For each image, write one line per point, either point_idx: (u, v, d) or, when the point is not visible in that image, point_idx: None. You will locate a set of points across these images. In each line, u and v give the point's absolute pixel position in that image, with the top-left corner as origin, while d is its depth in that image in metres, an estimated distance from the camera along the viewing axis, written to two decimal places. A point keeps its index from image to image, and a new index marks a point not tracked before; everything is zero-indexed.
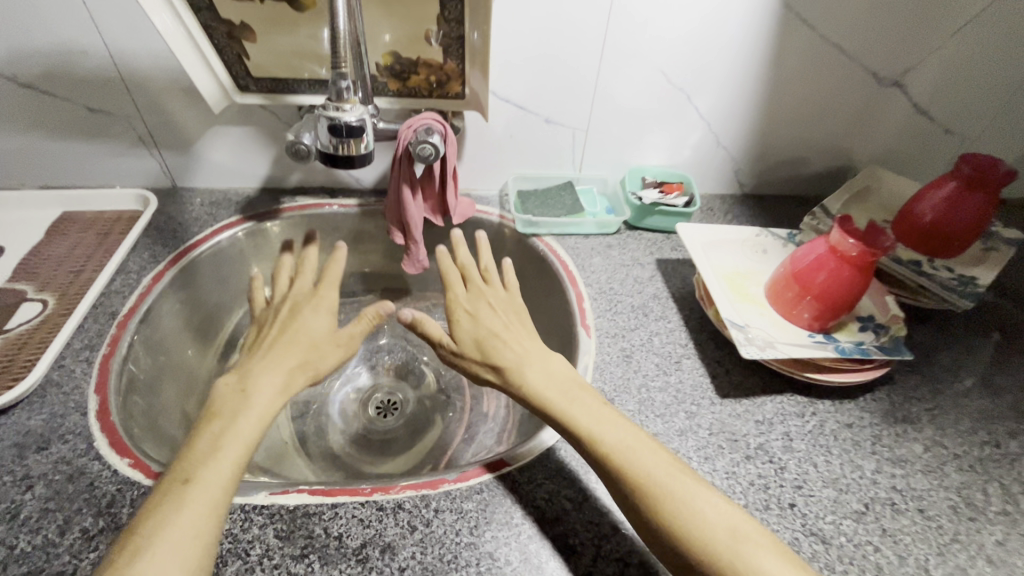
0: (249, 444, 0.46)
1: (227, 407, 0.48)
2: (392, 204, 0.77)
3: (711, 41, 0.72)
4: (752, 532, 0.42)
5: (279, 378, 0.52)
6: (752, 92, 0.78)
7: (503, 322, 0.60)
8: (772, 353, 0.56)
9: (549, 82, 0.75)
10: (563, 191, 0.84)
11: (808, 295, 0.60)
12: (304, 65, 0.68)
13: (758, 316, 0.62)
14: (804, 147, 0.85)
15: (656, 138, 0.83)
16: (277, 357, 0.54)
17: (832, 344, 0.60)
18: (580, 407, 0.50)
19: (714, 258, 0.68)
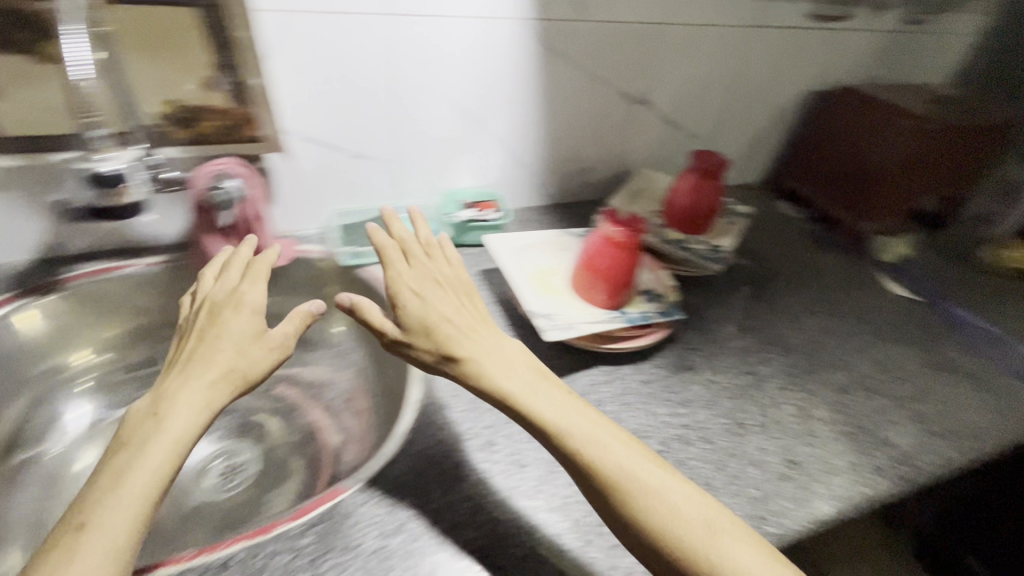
0: (151, 475, 0.42)
1: (127, 440, 0.43)
2: (199, 253, 0.75)
3: (487, 73, 0.82)
4: (690, 498, 0.47)
5: (187, 408, 0.46)
6: (534, 115, 0.89)
7: (445, 305, 0.57)
8: (574, 329, 0.65)
9: (349, 119, 0.79)
10: (385, 221, 0.88)
11: (597, 279, 0.70)
12: (64, 124, 0.64)
13: (562, 303, 0.71)
14: (589, 158, 0.99)
15: (462, 162, 0.91)
16: (175, 384, 0.48)
17: (623, 316, 0.70)
18: (546, 399, 0.51)
19: (521, 261, 0.77)
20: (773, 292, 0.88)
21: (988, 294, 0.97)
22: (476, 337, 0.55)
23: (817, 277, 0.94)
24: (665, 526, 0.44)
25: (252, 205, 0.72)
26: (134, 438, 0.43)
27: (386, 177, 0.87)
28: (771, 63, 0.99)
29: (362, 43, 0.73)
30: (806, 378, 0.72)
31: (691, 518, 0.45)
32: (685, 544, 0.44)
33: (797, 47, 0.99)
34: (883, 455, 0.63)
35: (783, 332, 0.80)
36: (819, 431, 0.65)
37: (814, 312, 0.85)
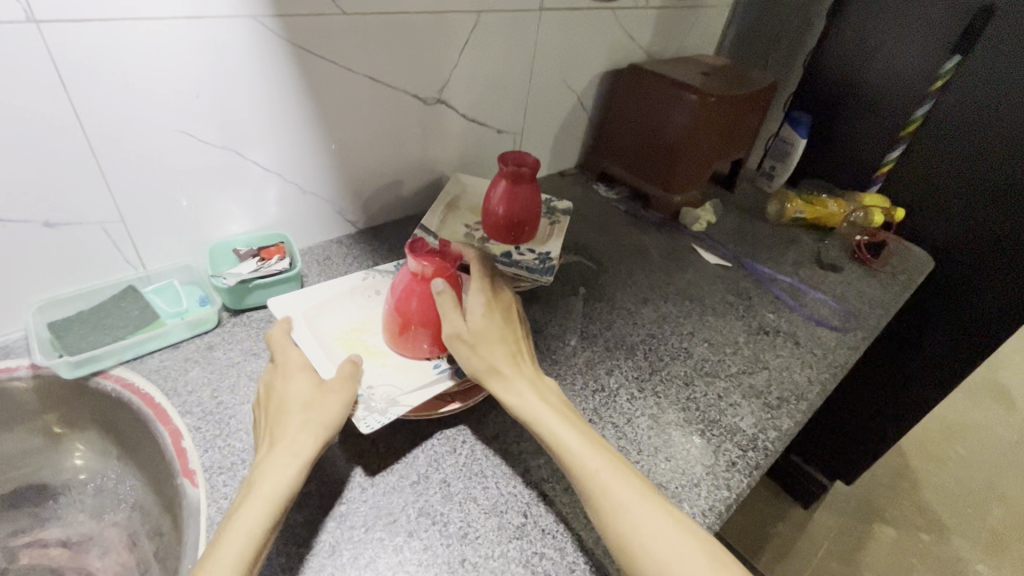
0: (249, 555, 0.41)
1: (245, 512, 0.43)
2: None
3: (226, 91, 0.63)
4: (661, 507, 0.47)
5: (288, 464, 0.47)
6: (309, 135, 0.73)
7: (503, 325, 0.58)
8: (395, 413, 0.53)
9: (17, 177, 0.54)
10: (123, 302, 0.64)
11: (413, 326, 0.58)
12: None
13: (379, 372, 0.58)
14: (392, 173, 0.86)
15: (226, 205, 0.71)
16: (289, 438, 0.48)
17: (455, 368, 0.60)
18: (574, 426, 0.52)
19: (319, 326, 0.62)
20: (607, 288, 0.86)
21: (779, 245, 1.07)
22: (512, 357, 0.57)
23: (644, 261, 0.94)
24: (629, 539, 0.45)
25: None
26: (257, 501, 0.44)
27: (112, 245, 0.64)
28: (562, 47, 0.95)
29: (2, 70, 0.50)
30: (653, 378, 0.70)
31: (662, 527, 0.45)
32: (653, 557, 0.44)
33: (583, 29, 0.95)
34: (732, 445, 0.63)
35: (623, 331, 0.77)
36: (673, 438, 0.63)
37: (647, 300, 0.85)
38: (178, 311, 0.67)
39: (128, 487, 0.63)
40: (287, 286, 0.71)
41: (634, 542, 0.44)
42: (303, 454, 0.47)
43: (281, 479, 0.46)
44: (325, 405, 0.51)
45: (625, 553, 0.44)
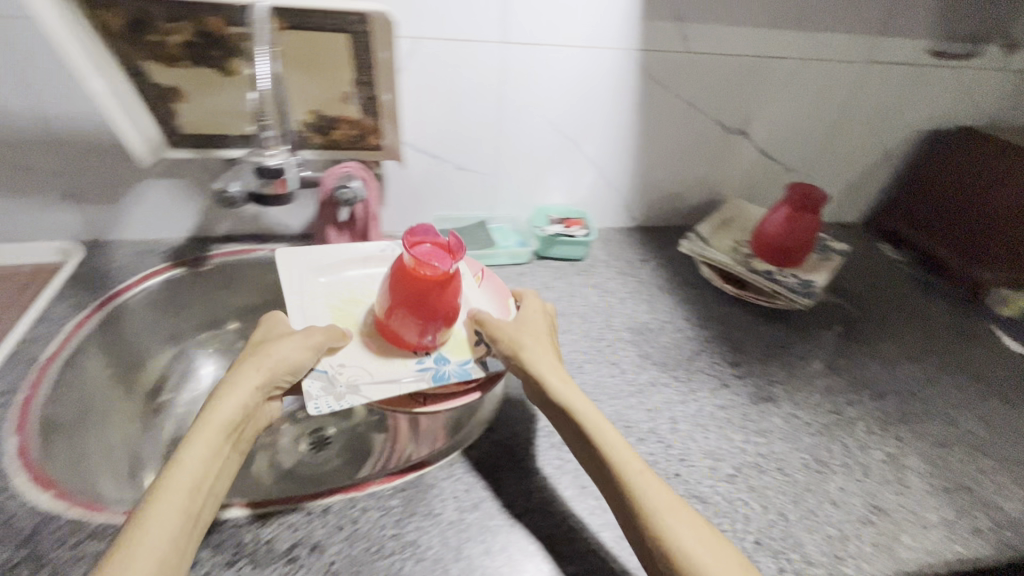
0: (197, 476, 0.47)
1: (200, 431, 0.49)
2: (319, 245, 0.84)
3: (590, 99, 0.86)
4: (707, 538, 0.47)
5: (234, 400, 0.52)
6: (629, 141, 0.93)
7: (531, 339, 0.63)
8: (348, 402, 0.58)
9: (459, 133, 0.85)
10: (478, 228, 0.93)
11: (402, 314, 0.62)
12: (240, 121, 0.75)
13: (352, 354, 0.63)
14: (679, 183, 1.01)
15: (555, 180, 0.94)
16: (235, 380, 0.54)
17: (434, 370, 0.62)
18: (606, 433, 0.54)
19: (312, 294, 0.69)
20: (869, 334, 0.84)
21: None
22: (546, 359, 0.61)
23: (920, 325, 0.88)
24: (679, 555, 0.46)
25: (367, 201, 0.80)
26: (204, 430, 0.49)
27: (483, 190, 0.93)
28: (883, 99, 0.96)
29: (482, 69, 0.79)
30: (900, 426, 0.69)
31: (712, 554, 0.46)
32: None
33: (914, 83, 0.95)
34: (983, 516, 0.59)
35: (876, 375, 0.76)
36: (909, 481, 0.62)
37: (913, 359, 0.81)
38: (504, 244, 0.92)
39: None
40: (579, 247, 0.91)
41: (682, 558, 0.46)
42: (248, 393, 0.53)
43: (230, 411, 0.51)
44: (240, 368, 0.55)
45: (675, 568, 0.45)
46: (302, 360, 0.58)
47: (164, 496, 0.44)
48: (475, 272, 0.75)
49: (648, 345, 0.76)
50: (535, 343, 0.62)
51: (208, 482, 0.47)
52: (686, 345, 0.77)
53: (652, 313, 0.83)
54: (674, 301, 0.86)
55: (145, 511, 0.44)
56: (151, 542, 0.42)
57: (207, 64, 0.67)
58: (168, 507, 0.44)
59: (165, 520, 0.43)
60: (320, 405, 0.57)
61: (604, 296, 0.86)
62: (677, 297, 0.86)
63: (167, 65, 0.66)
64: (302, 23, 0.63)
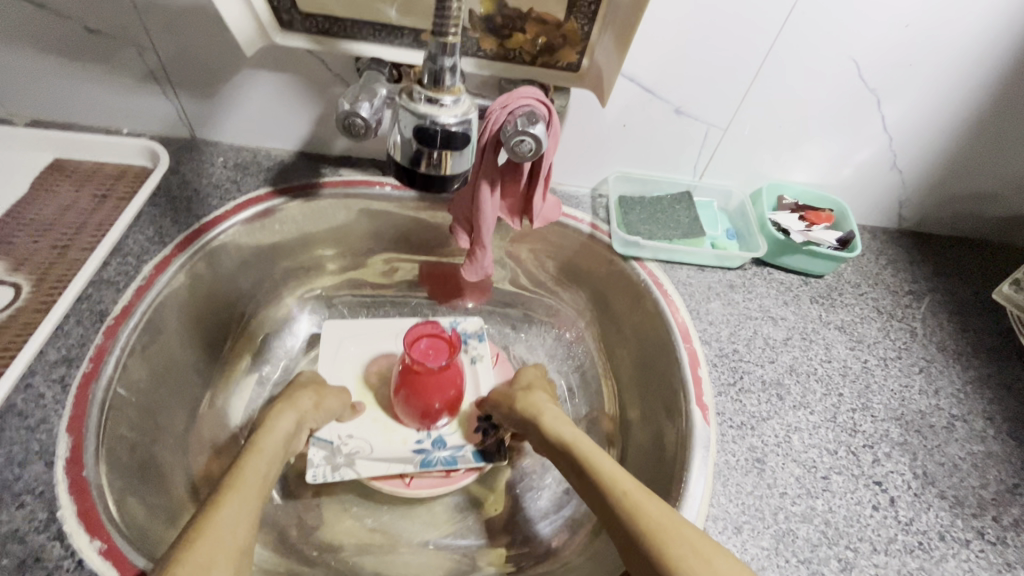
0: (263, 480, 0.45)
1: (263, 437, 0.50)
2: (461, 196, 0.59)
3: (940, 29, 0.51)
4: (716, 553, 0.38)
5: (293, 419, 0.53)
6: (961, 106, 0.57)
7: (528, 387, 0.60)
8: (341, 475, 0.57)
9: (697, 59, 0.54)
10: (677, 203, 0.65)
11: (407, 406, 0.60)
12: (422, 13, 0.51)
13: (365, 424, 0.62)
14: (1003, 182, 0.64)
15: (812, 149, 0.62)
16: (292, 400, 0.55)
17: (424, 455, 0.60)
18: (602, 456, 0.48)
19: (341, 354, 0.66)
20: None
21: None
22: (545, 401, 0.57)
23: None
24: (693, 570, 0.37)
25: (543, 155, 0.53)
26: (262, 445, 0.49)
27: (699, 149, 0.63)
28: None
29: None
30: None
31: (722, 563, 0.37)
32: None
33: None
34: None
35: None
36: None
37: None
38: (713, 236, 0.64)
39: (585, 354, 0.70)
40: (827, 263, 0.61)
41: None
42: (303, 412, 0.54)
43: (284, 431, 0.51)
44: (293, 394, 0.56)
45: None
46: (319, 418, 0.57)
47: (222, 507, 0.41)
48: (493, 353, 0.69)
49: (930, 459, 0.50)
50: (528, 391, 0.59)
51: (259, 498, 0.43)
52: (992, 472, 0.49)
53: (932, 397, 0.54)
54: (967, 380, 0.56)
55: (196, 532, 0.38)
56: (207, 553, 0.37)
57: None
58: (227, 514, 0.40)
59: (228, 526, 0.39)
60: (318, 473, 0.57)
61: (856, 351, 0.57)
62: (971, 375, 0.56)
63: None
64: None
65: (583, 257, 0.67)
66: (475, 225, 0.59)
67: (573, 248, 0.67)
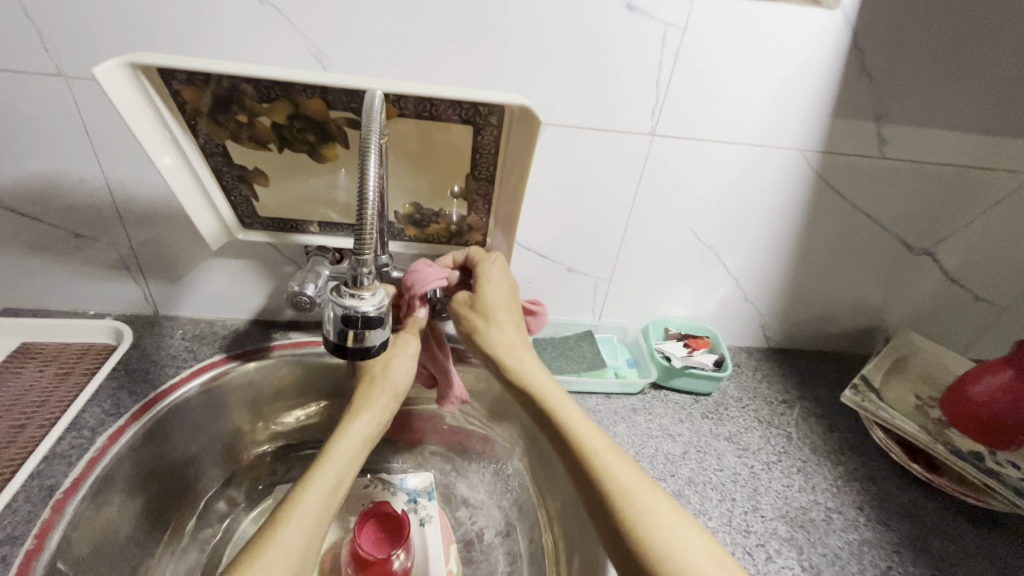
0: (331, 497, 0.52)
1: (341, 443, 0.57)
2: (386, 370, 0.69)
3: (745, 205, 0.69)
4: (667, 508, 0.49)
5: (370, 420, 0.60)
6: (779, 253, 0.74)
7: (498, 304, 0.61)
8: None
9: (576, 234, 0.70)
10: (582, 340, 0.77)
11: None
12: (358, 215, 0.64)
13: None
14: (833, 304, 0.80)
15: (681, 291, 0.78)
16: (368, 400, 0.62)
17: None
18: (577, 419, 0.56)
19: None
20: None
21: None
22: (518, 342, 0.62)
23: None
24: (643, 524, 0.47)
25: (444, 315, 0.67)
26: (330, 456, 0.56)
27: (592, 296, 0.77)
28: None
29: (619, 163, 0.64)
30: None
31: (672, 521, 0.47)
32: (655, 537, 0.46)
33: None
34: None
35: None
36: None
37: None
38: (614, 366, 0.75)
39: (518, 484, 0.76)
40: (709, 383, 0.73)
41: (644, 533, 0.47)
42: (380, 413, 0.61)
43: (366, 428, 0.59)
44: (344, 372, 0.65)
45: (637, 537, 0.47)
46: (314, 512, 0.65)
47: (297, 502, 0.50)
48: (440, 512, 0.74)
49: (814, 551, 0.57)
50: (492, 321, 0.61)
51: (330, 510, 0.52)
52: (868, 558, 0.57)
53: (811, 494, 0.63)
54: (837, 475, 0.65)
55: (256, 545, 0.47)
56: (272, 558, 0.46)
57: (304, 152, 0.56)
58: (297, 522, 0.49)
59: (295, 531, 0.48)
60: None
61: (743, 458, 0.66)
62: (841, 470, 0.66)
63: (252, 147, 0.55)
64: (419, 116, 0.52)
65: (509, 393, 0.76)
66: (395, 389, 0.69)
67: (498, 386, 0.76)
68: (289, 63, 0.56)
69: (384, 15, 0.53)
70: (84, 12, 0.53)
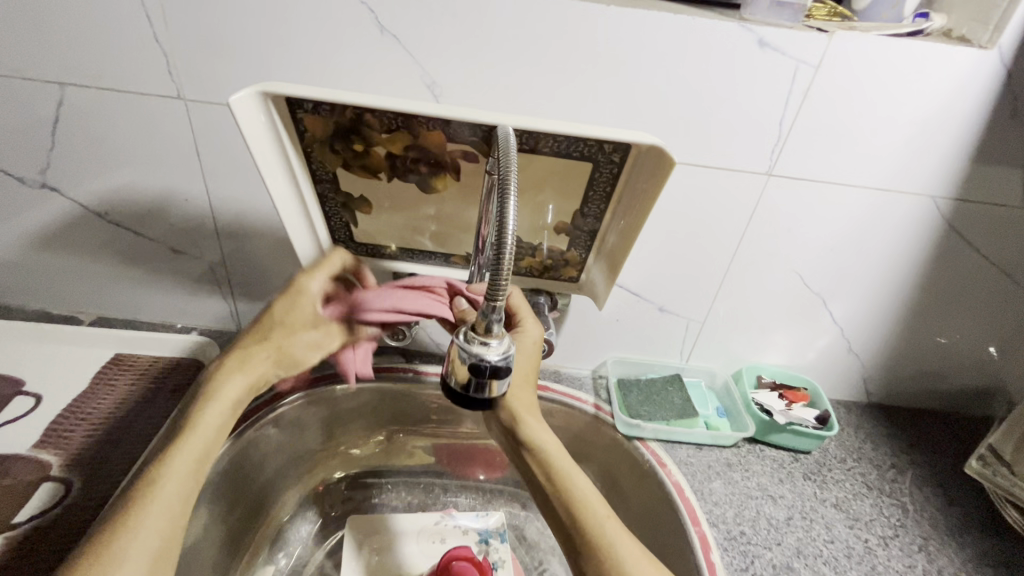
0: (190, 485, 0.46)
1: (207, 408, 0.51)
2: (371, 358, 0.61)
3: (860, 250, 0.64)
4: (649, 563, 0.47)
5: (242, 382, 0.54)
6: (892, 303, 0.69)
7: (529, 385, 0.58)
8: None
9: (674, 273, 0.67)
10: (670, 384, 0.73)
11: None
12: (455, 245, 0.62)
13: None
14: (946, 362, 0.74)
15: (779, 338, 0.73)
16: (245, 356, 0.55)
17: None
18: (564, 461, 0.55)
19: (364, 565, 0.66)
20: None
21: None
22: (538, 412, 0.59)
23: None
24: None
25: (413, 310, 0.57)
26: (198, 430, 0.49)
27: (683, 337, 0.73)
28: None
29: (729, 203, 0.61)
30: None
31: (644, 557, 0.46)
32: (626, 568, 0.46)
33: None
34: None
35: None
36: None
37: None
38: (706, 414, 0.71)
39: None
40: (812, 440, 0.67)
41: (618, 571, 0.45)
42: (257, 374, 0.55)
43: (232, 395, 0.53)
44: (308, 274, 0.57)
45: None
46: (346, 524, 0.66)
47: (169, 462, 0.46)
48: (512, 557, 0.70)
49: None
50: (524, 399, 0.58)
51: (197, 480, 0.47)
52: None
53: None
54: (965, 558, 0.58)
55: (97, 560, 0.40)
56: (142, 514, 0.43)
57: (412, 182, 0.55)
58: (171, 478, 0.45)
59: (152, 521, 0.43)
60: None
61: (856, 530, 0.60)
62: (969, 553, 0.59)
63: (361, 175, 0.54)
64: (537, 151, 0.50)
65: (590, 435, 0.72)
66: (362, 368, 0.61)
67: (578, 427, 0.73)
68: (404, 94, 0.56)
69: (506, 49, 0.52)
70: (212, 40, 0.54)
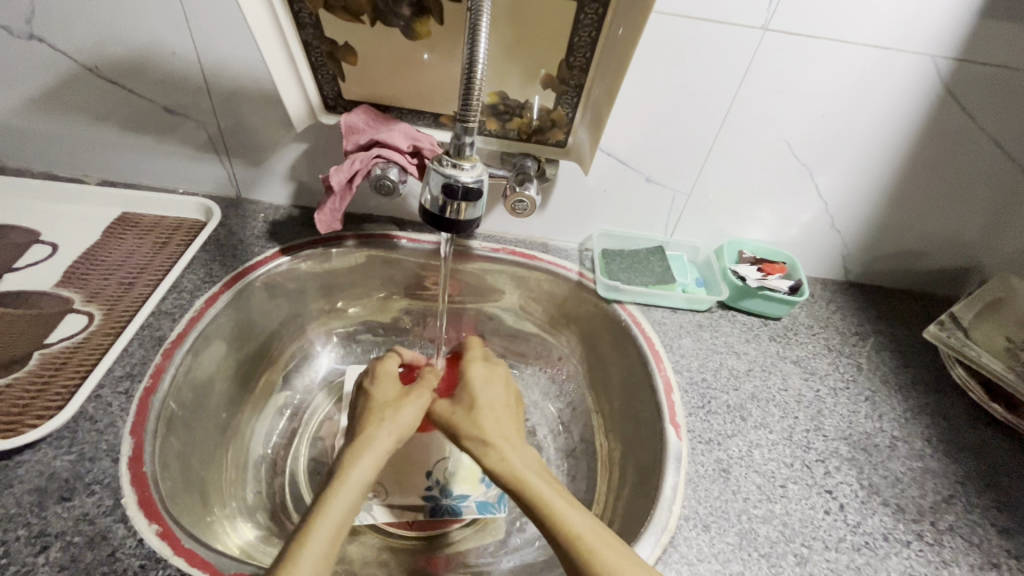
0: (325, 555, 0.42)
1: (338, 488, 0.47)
2: (337, 206, 0.63)
3: (853, 117, 0.63)
4: None
5: (369, 460, 0.51)
6: (880, 177, 0.69)
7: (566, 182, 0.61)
8: (360, 518, 0.63)
9: (661, 140, 0.67)
10: (652, 256, 0.76)
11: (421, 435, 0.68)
12: (443, 103, 0.62)
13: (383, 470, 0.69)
14: (925, 239, 0.75)
15: (762, 213, 0.74)
16: (368, 440, 0.53)
17: (432, 501, 0.67)
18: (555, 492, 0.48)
19: None
20: None
21: None
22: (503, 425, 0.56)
23: None
24: None
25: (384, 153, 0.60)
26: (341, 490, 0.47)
27: (669, 210, 0.74)
28: None
29: (721, 61, 0.59)
30: None
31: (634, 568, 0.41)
32: None
33: None
34: None
35: None
36: None
37: None
38: (683, 282, 0.74)
39: (571, 389, 0.78)
40: (781, 306, 0.71)
41: None
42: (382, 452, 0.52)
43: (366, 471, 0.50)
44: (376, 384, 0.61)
45: None
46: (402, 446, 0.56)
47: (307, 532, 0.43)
48: None
49: (875, 473, 0.57)
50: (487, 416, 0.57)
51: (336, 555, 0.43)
52: (930, 485, 0.56)
53: (877, 421, 0.62)
54: (908, 408, 0.64)
55: None
56: None
57: (395, 26, 0.55)
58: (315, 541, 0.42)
59: None
60: None
61: (810, 381, 0.65)
62: (911, 403, 0.64)
63: (344, 19, 0.54)
64: None
65: (573, 302, 0.76)
66: (332, 207, 0.63)
67: (563, 294, 0.76)
68: None
69: None
70: None
